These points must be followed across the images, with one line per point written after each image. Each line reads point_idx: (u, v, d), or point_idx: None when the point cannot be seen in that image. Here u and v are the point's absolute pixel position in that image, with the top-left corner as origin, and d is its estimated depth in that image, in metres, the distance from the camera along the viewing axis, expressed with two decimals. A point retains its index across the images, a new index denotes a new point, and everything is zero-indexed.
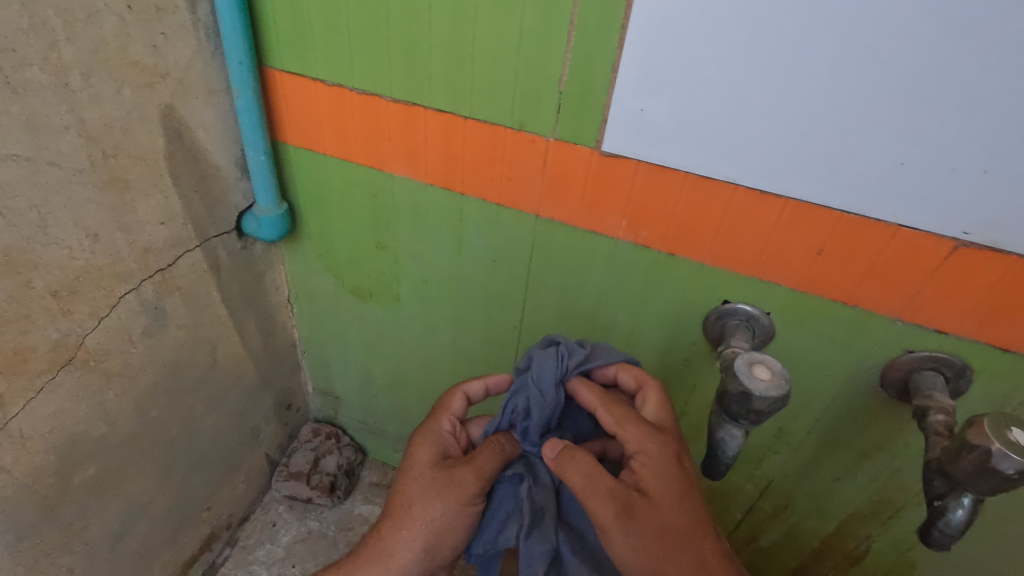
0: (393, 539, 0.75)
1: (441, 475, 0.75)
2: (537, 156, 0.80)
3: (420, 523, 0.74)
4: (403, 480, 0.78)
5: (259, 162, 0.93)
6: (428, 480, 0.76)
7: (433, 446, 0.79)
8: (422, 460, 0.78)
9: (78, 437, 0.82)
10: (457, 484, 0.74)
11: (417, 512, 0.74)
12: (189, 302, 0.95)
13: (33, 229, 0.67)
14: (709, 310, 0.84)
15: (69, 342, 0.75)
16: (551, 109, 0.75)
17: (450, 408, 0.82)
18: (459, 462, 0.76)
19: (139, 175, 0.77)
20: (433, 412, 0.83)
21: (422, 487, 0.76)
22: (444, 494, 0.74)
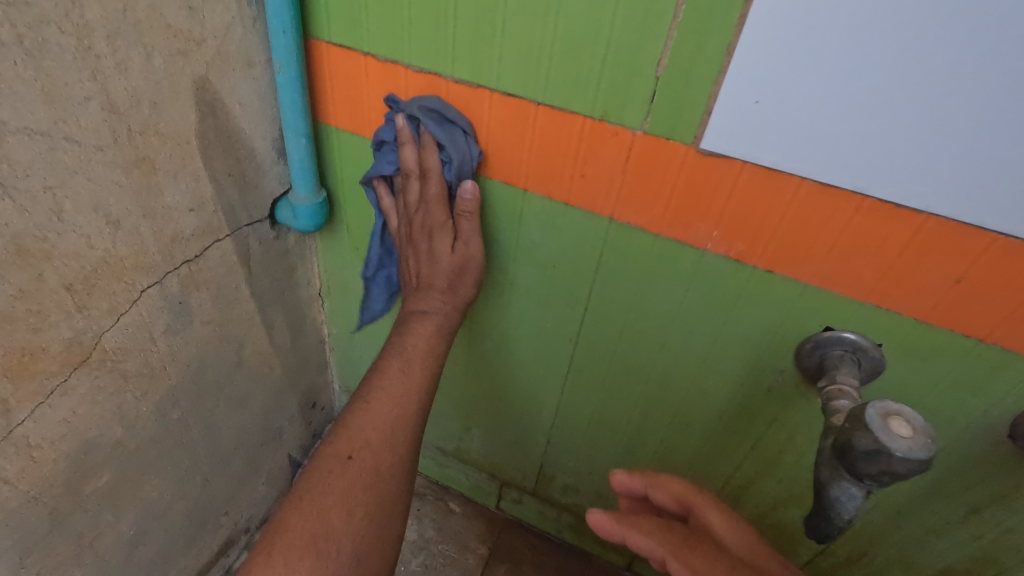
0: (424, 337, 0.80)
1: (457, 257, 0.80)
2: (619, 151, 0.69)
3: (442, 312, 0.81)
4: (424, 279, 0.81)
5: (298, 145, 0.83)
6: (450, 267, 0.80)
7: (440, 249, 0.79)
8: (444, 262, 0.80)
9: (92, 443, 0.74)
10: (467, 258, 0.81)
11: (449, 302, 0.82)
12: (217, 296, 0.86)
13: (47, 214, 0.58)
14: (806, 337, 0.74)
15: (84, 341, 0.67)
16: (644, 96, 0.64)
17: (427, 202, 0.77)
18: (461, 242, 0.81)
19: (168, 155, 0.68)
20: (422, 222, 0.79)
21: (447, 277, 0.80)
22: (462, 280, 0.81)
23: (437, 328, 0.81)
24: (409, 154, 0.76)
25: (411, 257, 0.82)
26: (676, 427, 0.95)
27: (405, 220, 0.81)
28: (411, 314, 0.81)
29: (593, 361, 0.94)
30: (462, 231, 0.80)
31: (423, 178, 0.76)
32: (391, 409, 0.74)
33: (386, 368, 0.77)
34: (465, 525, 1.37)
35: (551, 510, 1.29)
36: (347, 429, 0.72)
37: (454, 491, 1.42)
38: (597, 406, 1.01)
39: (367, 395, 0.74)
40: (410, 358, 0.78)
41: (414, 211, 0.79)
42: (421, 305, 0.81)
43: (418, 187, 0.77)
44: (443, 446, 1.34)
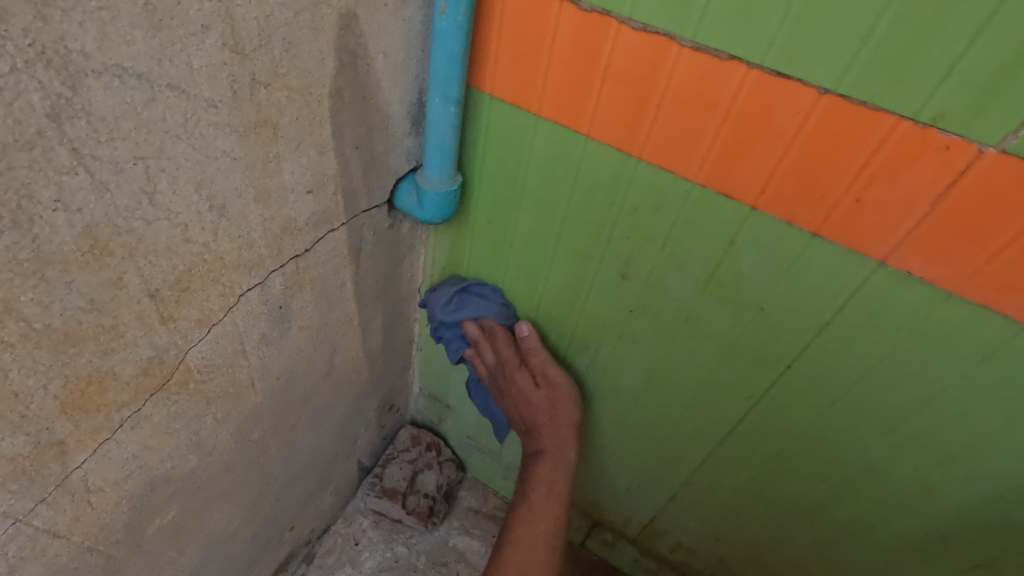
0: (546, 479, 0.83)
1: (547, 390, 0.85)
2: (938, 176, 0.47)
3: (556, 447, 0.85)
4: (530, 422, 0.87)
5: (444, 115, 0.63)
6: (546, 403, 0.85)
7: (527, 386, 0.85)
8: (537, 401, 0.85)
9: (161, 479, 0.58)
10: (557, 386, 0.85)
11: (557, 434, 0.85)
12: (320, 298, 0.69)
13: (136, 195, 0.39)
14: None
15: (165, 360, 0.50)
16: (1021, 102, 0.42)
17: (504, 358, 0.85)
18: (544, 376, 0.85)
19: (293, 120, 0.49)
20: (506, 371, 0.85)
21: (546, 413, 0.85)
22: (558, 414, 0.85)
23: (554, 465, 0.84)
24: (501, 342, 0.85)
25: (512, 409, 0.89)
26: (867, 521, 0.75)
27: (495, 380, 0.89)
28: (529, 456, 0.87)
29: (772, 428, 0.74)
30: (540, 365, 0.85)
31: (494, 335, 0.85)
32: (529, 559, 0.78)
33: (519, 519, 0.81)
34: None
35: (650, 562, 1.11)
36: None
37: None
38: (758, 476, 0.81)
39: (502, 551, 0.79)
40: (539, 505, 0.82)
41: (495, 365, 0.86)
42: (536, 446, 0.86)
43: (494, 342, 0.85)
44: None
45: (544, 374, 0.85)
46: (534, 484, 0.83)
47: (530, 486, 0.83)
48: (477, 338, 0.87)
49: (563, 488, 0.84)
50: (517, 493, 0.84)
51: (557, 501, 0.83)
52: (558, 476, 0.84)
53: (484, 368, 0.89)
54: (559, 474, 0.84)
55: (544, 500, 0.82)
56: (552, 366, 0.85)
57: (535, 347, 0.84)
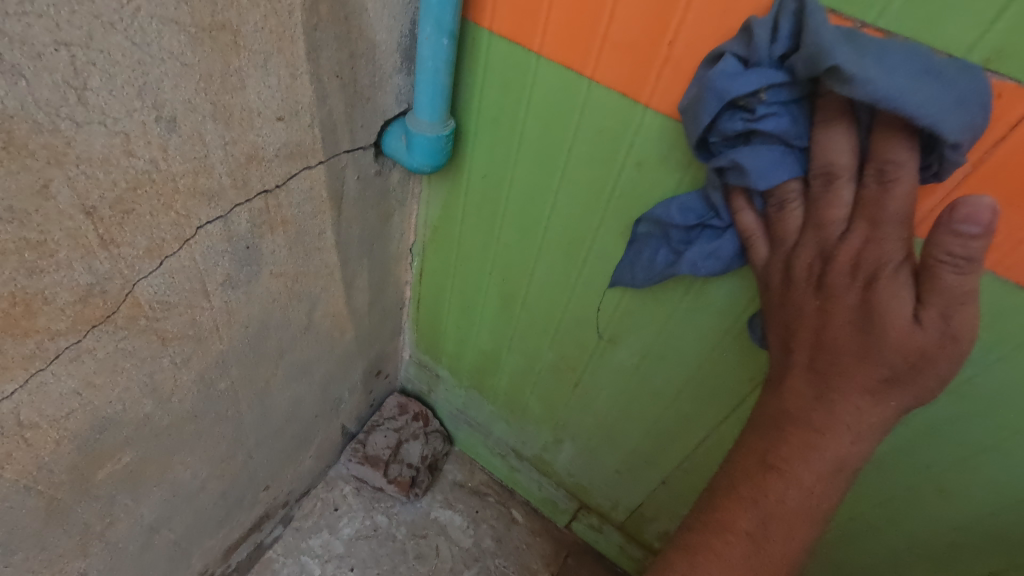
0: (807, 491, 0.46)
1: (888, 317, 0.41)
2: (986, 129, 0.41)
3: (852, 440, 0.44)
4: (839, 363, 0.44)
5: (436, 48, 0.57)
6: (858, 346, 0.43)
7: (889, 314, 0.40)
8: (843, 337, 0.43)
9: (110, 422, 0.55)
10: (952, 343, 0.40)
11: (859, 420, 0.44)
12: (295, 243, 0.64)
13: (61, 89, 0.35)
14: None
15: (108, 290, 0.46)
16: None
17: (834, 249, 0.43)
18: (942, 308, 0.39)
19: (258, 29, 0.44)
20: (845, 266, 0.42)
21: (906, 356, 0.41)
22: (919, 376, 0.41)
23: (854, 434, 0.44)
24: (800, 197, 0.45)
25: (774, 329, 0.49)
26: (872, 518, 0.71)
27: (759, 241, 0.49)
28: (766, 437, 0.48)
29: None
30: (945, 296, 0.38)
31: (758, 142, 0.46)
32: (787, 517, 0.46)
33: (790, 466, 0.46)
34: (527, 541, 1.16)
35: (636, 549, 1.07)
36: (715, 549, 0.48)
37: (519, 497, 1.21)
38: None
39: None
40: (831, 463, 0.45)
41: (834, 246, 0.43)
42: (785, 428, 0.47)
43: (801, 208, 0.46)
44: (520, 449, 1.12)
45: (869, 319, 0.41)
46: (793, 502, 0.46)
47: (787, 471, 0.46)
48: (747, 236, 0.50)
49: (893, 418, 0.44)
50: (762, 440, 0.48)
51: (868, 443, 0.45)
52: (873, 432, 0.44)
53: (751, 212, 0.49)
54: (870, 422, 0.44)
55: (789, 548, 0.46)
56: (898, 239, 0.40)
57: (976, 255, 0.36)
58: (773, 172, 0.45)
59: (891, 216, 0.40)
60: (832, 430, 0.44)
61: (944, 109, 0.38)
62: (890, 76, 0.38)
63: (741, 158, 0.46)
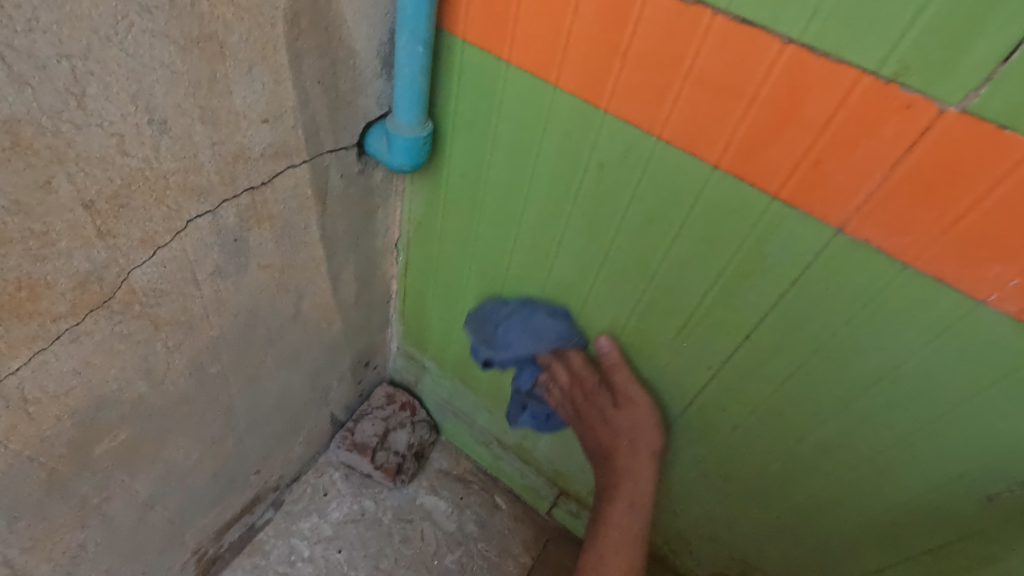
0: (619, 524, 0.79)
1: (628, 409, 0.78)
2: (900, 133, 0.45)
3: (635, 481, 0.79)
4: (608, 447, 0.81)
5: (412, 55, 0.62)
6: (625, 424, 0.79)
7: (607, 411, 0.80)
8: (618, 425, 0.79)
9: (106, 399, 0.59)
10: (637, 405, 0.78)
11: (634, 463, 0.79)
12: (281, 237, 0.68)
13: (62, 96, 0.39)
14: None
15: (105, 277, 0.50)
16: (1008, 33, 0.38)
17: (579, 374, 0.81)
18: (623, 395, 0.79)
19: (242, 40, 0.48)
20: (583, 391, 0.81)
21: (628, 436, 0.79)
22: (640, 440, 0.78)
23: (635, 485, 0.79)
24: (558, 370, 0.83)
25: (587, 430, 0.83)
26: (821, 502, 0.74)
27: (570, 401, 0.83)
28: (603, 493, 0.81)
29: (731, 401, 0.73)
30: (621, 384, 0.79)
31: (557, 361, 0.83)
32: (622, 524, 0.79)
33: (610, 516, 0.79)
34: (509, 526, 1.21)
35: None
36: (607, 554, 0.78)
37: (502, 485, 1.25)
38: (716, 451, 0.80)
39: None
40: (626, 500, 0.79)
41: (569, 387, 0.82)
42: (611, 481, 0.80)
43: (564, 366, 0.83)
44: (503, 438, 1.16)
45: (611, 426, 0.80)
46: (606, 531, 0.79)
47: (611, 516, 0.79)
48: (548, 364, 0.84)
49: (652, 471, 0.79)
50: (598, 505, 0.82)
51: (642, 513, 0.79)
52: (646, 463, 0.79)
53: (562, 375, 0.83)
54: (646, 463, 0.79)
55: (618, 548, 0.78)
56: (621, 373, 0.79)
57: (618, 362, 0.78)
58: (550, 338, 0.82)
59: (589, 382, 0.80)
60: (622, 474, 0.79)
61: (553, 331, 0.82)
62: (535, 335, 0.83)
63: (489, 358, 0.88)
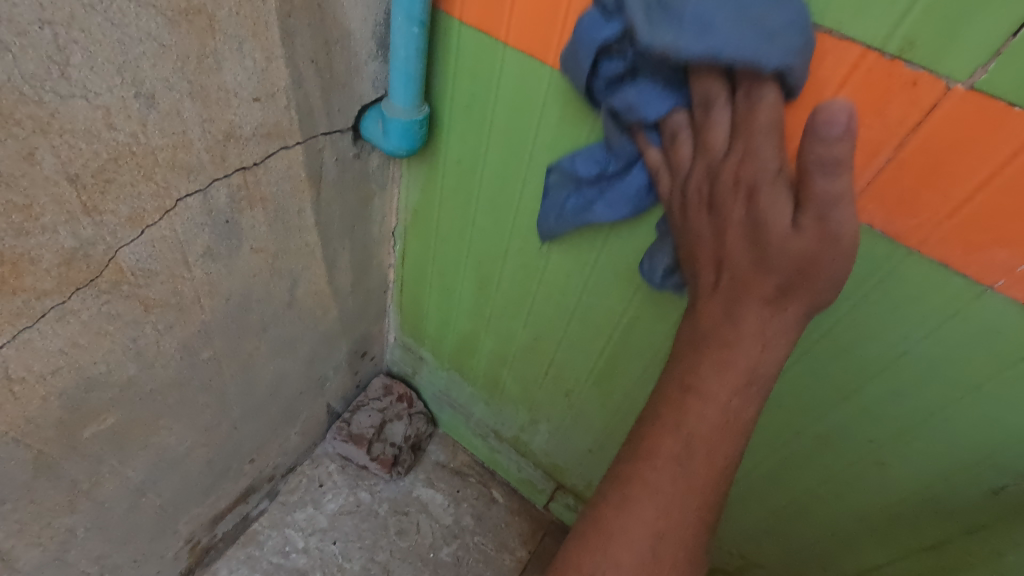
0: (722, 401, 0.44)
1: (806, 234, 0.40)
2: (904, 113, 0.44)
3: (761, 342, 0.44)
4: (729, 272, 0.45)
5: (408, 36, 0.61)
6: (784, 226, 0.41)
7: (770, 225, 0.42)
8: (771, 239, 0.42)
9: (95, 382, 0.58)
10: (830, 242, 0.40)
11: (771, 316, 0.44)
12: (275, 221, 0.67)
13: (44, 64, 0.38)
14: None
15: (92, 255, 0.50)
16: (1015, 7, 0.37)
17: (748, 132, 0.44)
18: (811, 204, 0.40)
19: (232, 14, 0.47)
20: (728, 181, 0.45)
21: (793, 262, 0.41)
22: (806, 285, 0.42)
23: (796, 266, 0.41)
24: (681, 140, 0.50)
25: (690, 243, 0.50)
26: (821, 495, 0.73)
27: (670, 207, 0.52)
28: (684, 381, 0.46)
29: None
30: (755, 140, 0.44)
31: (676, 139, 0.51)
32: (709, 439, 0.45)
33: (704, 382, 0.45)
34: (506, 520, 1.20)
35: None
36: (650, 480, 0.45)
37: (499, 478, 1.24)
38: None
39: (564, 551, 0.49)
40: (740, 373, 0.44)
41: (690, 169, 0.49)
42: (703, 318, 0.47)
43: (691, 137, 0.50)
44: (500, 430, 1.15)
45: (757, 231, 0.43)
46: (686, 430, 0.45)
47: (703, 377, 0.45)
48: (654, 172, 0.54)
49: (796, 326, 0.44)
50: (689, 361, 0.46)
51: (774, 350, 0.44)
52: (778, 329, 0.44)
53: (666, 181, 0.53)
54: (772, 333, 0.44)
55: (705, 446, 0.44)
56: (769, 143, 0.43)
57: (849, 159, 0.38)
58: (659, 103, 0.50)
59: (762, 125, 0.43)
60: (733, 341, 0.44)
61: (782, 24, 0.42)
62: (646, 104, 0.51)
63: (637, 27, 0.44)
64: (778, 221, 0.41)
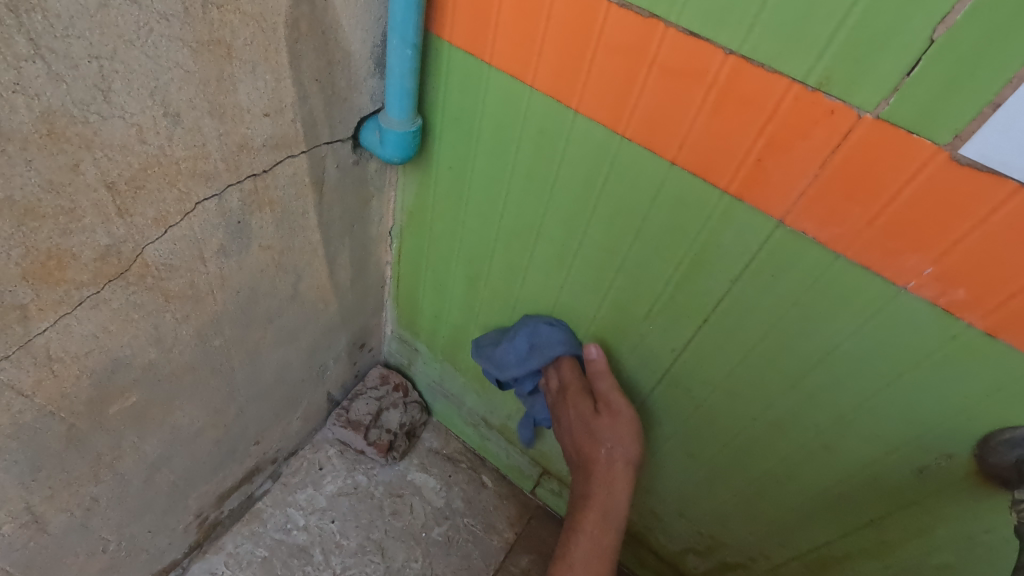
0: (592, 531, 0.78)
1: (609, 416, 0.82)
2: (827, 138, 0.51)
3: (605, 490, 0.80)
4: (585, 454, 0.83)
5: (402, 57, 0.67)
6: (605, 429, 0.82)
7: (589, 410, 0.83)
8: (597, 427, 0.82)
9: (121, 363, 0.66)
10: (619, 417, 0.82)
11: (612, 471, 0.81)
12: (281, 222, 0.75)
13: (91, 91, 0.45)
14: (997, 434, 0.58)
15: (122, 251, 0.57)
16: (908, 52, 0.44)
17: (566, 383, 0.87)
18: (605, 402, 0.83)
19: (247, 43, 0.55)
20: (566, 397, 0.86)
21: (602, 454, 0.81)
22: (619, 452, 0.81)
23: (610, 457, 0.81)
24: (554, 374, 0.89)
25: (567, 434, 0.87)
26: (776, 477, 0.80)
27: (552, 405, 0.90)
28: (575, 509, 0.81)
29: (693, 380, 0.79)
30: (604, 392, 0.83)
31: (552, 369, 0.90)
32: (599, 523, 0.78)
33: (581, 523, 0.79)
34: (495, 503, 1.27)
35: None
36: (572, 561, 0.76)
37: (489, 464, 1.32)
38: (683, 430, 0.86)
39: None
40: (599, 510, 0.79)
41: (556, 393, 0.89)
42: (583, 491, 0.82)
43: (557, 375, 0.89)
44: (489, 419, 1.22)
45: (589, 426, 0.83)
46: (585, 514, 0.79)
47: (590, 499, 0.80)
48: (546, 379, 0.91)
49: (627, 476, 0.81)
50: (571, 515, 0.81)
51: (624, 469, 0.81)
52: (621, 472, 0.81)
53: (553, 381, 0.90)
54: (621, 470, 0.81)
55: (597, 519, 0.78)
56: (583, 397, 0.84)
57: (602, 370, 0.83)
58: (546, 339, 0.88)
59: (602, 374, 0.83)
60: (594, 484, 0.81)
61: (553, 340, 0.87)
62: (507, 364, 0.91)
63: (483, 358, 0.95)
64: (590, 416, 0.83)
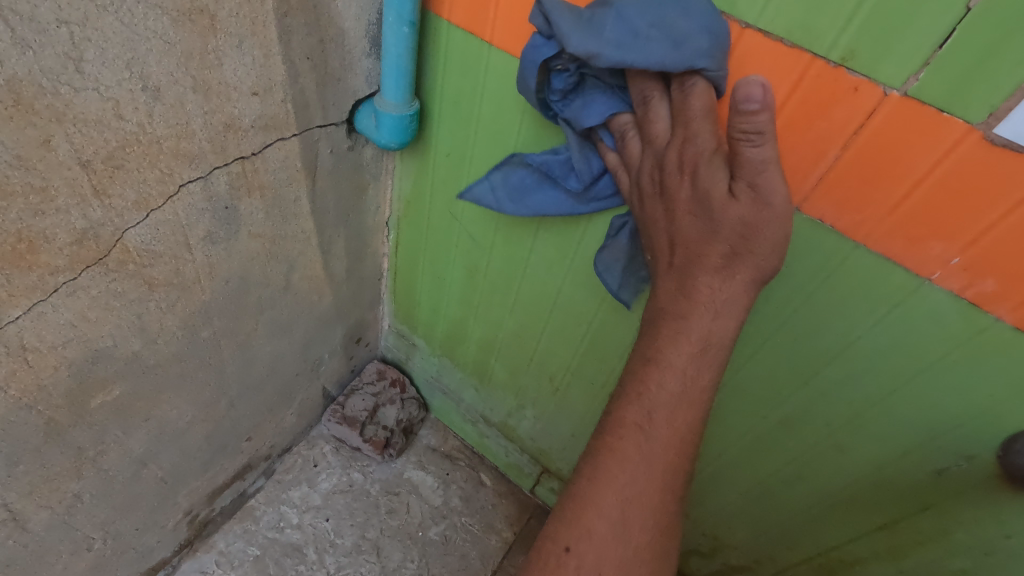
0: (673, 390, 0.51)
1: (748, 205, 0.47)
2: (848, 117, 0.47)
3: (710, 321, 0.50)
4: (690, 250, 0.51)
5: (399, 36, 0.64)
6: (738, 220, 0.47)
7: (711, 193, 0.48)
8: (722, 219, 0.48)
9: (102, 354, 0.63)
10: (765, 211, 0.46)
11: (720, 290, 0.50)
12: (272, 208, 0.72)
13: (61, 59, 0.42)
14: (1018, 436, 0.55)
15: (101, 236, 0.54)
16: (937, 26, 0.41)
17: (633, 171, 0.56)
18: (730, 187, 0.47)
19: (233, 14, 0.51)
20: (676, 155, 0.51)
21: (736, 229, 0.48)
22: (749, 253, 0.48)
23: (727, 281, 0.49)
24: (656, 112, 0.53)
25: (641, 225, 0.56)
26: (786, 477, 0.77)
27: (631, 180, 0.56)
28: (637, 373, 0.53)
29: None
30: (750, 163, 0.46)
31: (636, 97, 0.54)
32: (672, 404, 0.51)
33: (665, 354, 0.51)
34: (493, 502, 1.24)
35: None
36: (620, 447, 0.52)
37: (487, 462, 1.29)
38: None
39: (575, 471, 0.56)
40: (695, 340, 0.50)
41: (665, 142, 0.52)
42: (666, 293, 0.53)
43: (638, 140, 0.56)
44: (488, 416, 1.19)
45: (702, 201, 0.49)
46: (631, 423, 0.52)
47: (675, 352, 0.51)
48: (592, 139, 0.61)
49: (743, 293, 0.50)
50: (648, 340, 0.53)
51: (705, 377, 0.51)
52: (722, 321, 0.50)
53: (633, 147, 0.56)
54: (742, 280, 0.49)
55: (673, 403, 0.51)
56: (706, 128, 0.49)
57: (765, 126, 0.45)
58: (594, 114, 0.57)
59: (696, 112, 0.50)
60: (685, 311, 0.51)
61: (695, 29, 0.48)
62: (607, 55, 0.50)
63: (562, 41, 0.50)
64: (719, 191, 0.47)
